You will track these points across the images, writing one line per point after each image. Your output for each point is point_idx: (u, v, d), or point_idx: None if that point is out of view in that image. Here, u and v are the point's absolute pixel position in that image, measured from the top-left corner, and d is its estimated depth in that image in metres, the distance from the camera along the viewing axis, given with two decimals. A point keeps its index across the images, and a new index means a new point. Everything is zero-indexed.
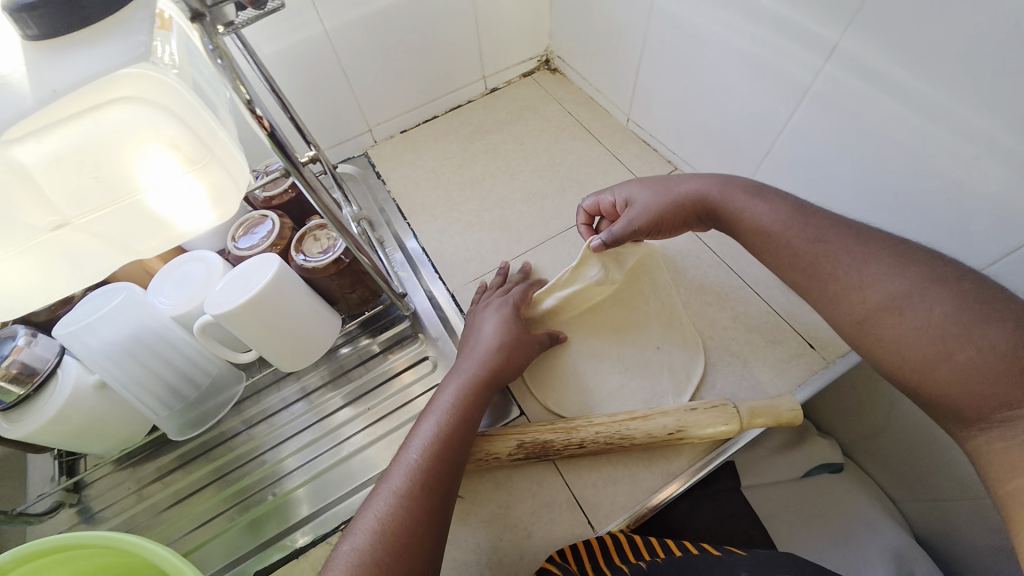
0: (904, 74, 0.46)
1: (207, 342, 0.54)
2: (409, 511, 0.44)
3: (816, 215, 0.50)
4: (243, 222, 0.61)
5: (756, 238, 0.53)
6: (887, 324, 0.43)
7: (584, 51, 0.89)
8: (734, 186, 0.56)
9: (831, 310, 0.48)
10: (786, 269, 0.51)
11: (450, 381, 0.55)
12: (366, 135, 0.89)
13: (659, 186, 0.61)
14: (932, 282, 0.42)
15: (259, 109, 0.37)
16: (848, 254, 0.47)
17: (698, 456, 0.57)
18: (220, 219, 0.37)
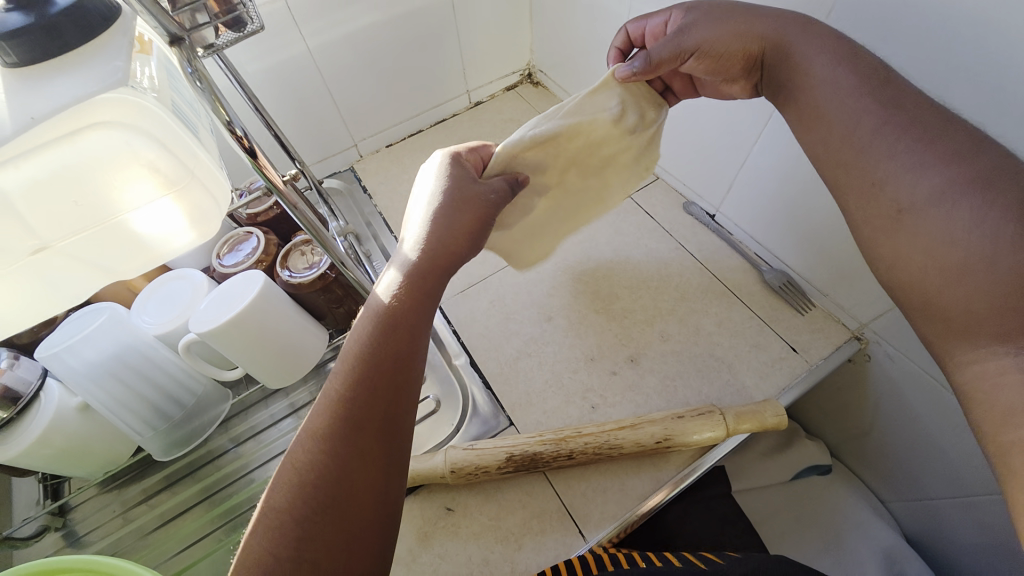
0: None
1: (192, 360, 0.54)
2: (330, 443, 0.34)
3: (896, 87, 0.41)
4: (227, 240, 0.61)
5: (809, 107, 0.46)
6: (920, 230, 0.38)
7: (565, 66, 0.91)
8: (815, 33, 0.46)
9: (869, 208, 0.42)
10: (833, 149, 0.44)
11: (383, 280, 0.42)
12: (352, 149, 0.89)
13: (724, 10, 0.49)
14: (986, 185, 0.36)
15: (238, 128, 0.38)
16: (904, 153, 0.40)
17: (685, 462, 0.57)
18: (201, 237, 0.37)
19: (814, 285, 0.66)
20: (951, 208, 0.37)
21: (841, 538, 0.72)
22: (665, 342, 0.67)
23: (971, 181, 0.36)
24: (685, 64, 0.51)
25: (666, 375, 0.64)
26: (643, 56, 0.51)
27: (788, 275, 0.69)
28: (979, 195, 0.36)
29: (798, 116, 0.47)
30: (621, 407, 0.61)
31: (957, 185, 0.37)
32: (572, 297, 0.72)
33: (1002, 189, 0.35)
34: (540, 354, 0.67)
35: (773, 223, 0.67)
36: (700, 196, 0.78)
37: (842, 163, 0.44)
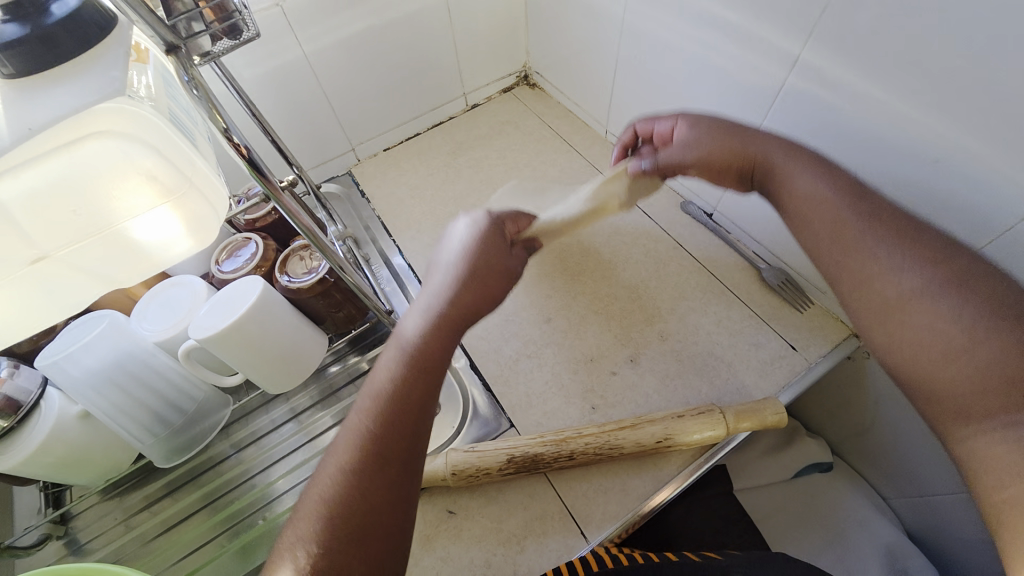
0: (864, 83, 0.48)
1: (192, 367, 0.54)
2: (358, 480, 0.35)
3: (870, 195, 0.42)
4: (226, 246, 0.61)
5: (794, 209, 0.45)
6: (905, 321, 0.37)
7: (561, 68, 0.91)
8: (803, 159, 0.46)
9: (850, 297, 0.41)
10: (814, 243, 0.43)
11: (410, 314, 0.44)
12: (349, 154, 0.89)
13: (722, 123, 0.52)
14: (965, 283, 0.35)
15: (236, 136, 0.38)
16: (883, 249, 0.39)
17: (686, 462, 0.57)
18: (199, 245, 0.38)
19: (812, 282, 0.67)
20: (933, 303, 0.36)
21: (842, 535, 0.72)
22: (664, 342, 0.67)
23: (952, 279, 0.36)
24: (686, 172, 0.54)
25: (665, 375, 0.64)
26: (651, 157, 0.56)
27: (786, 273, 0.69)
28: (957, 293, 0.35)
29: (786, 218, 0.46)
30: (621, 408, 0.62)
31: (939, 280, 0.36)
32: (571, 298, 0.72)
33: (977, 292, 0.35)
34: (540, 355, 0.67)
35: (770, 222, 0.68)
36: (697, 195, 0.78)
37: (830, 245, 0.42)
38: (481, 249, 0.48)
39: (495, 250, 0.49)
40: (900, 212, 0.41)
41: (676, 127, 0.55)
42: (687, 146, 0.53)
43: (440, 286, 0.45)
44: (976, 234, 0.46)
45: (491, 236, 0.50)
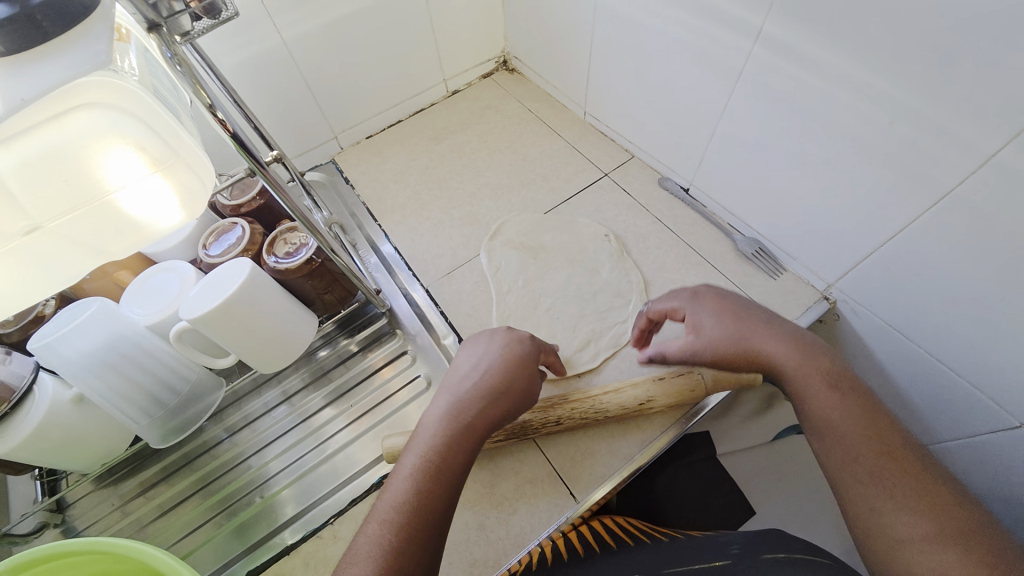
0: (822, 52, 0.51)
1: (184, 349, 0.55)
2: None
3: (885, 422, 0.43)
4: (212, 230, 0.62)
5: (810, 422, 0.46)
6: (905, 562, 0.36)
7: (538, 52, 0.93)
8: (816, 362, 0.48)
9: (855, 518, 0.41)
10: (827, 459, 0.44)
11: (416, 441, 0.47)
12: (332, 142, 0.90)
13: (738, 318, 0.53)
14: (968, 540, 0.35)
15: (221, 111, 0.39)
16: (889, 480, 0.40)
17: (668, 424, 0.59)
18: (187, 217, 0.39)
19: (784, 250, 0.70)
20: (934, 551, 0.36)
21: (819, 491, 0.75)
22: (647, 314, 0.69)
23: (953, 530, 0.36)
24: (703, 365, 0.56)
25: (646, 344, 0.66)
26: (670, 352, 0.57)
27: (759, 242, 0.72)
28: (958, 544, 0.35)
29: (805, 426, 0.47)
30: (605, 375, 0.64)
31: (942, 530, 0.36)
32: (554, 273, 0.74)
33: (977, 546, 0.35)
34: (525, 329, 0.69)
35: (744, 193, 0.70)
36: (674, 170, 0.80)
37: (850, 462, 0.42)
38: (513, 370, 0.52)
39: (525, 360, 0.54)
40: (908, 440, 0.42)
41: (692, 313, 0.56)
42: (706, 339, 0.54)
43: (469, 399, 0.49)
44: (928, 192, 0.49)
45: (522, 352, 0.54)
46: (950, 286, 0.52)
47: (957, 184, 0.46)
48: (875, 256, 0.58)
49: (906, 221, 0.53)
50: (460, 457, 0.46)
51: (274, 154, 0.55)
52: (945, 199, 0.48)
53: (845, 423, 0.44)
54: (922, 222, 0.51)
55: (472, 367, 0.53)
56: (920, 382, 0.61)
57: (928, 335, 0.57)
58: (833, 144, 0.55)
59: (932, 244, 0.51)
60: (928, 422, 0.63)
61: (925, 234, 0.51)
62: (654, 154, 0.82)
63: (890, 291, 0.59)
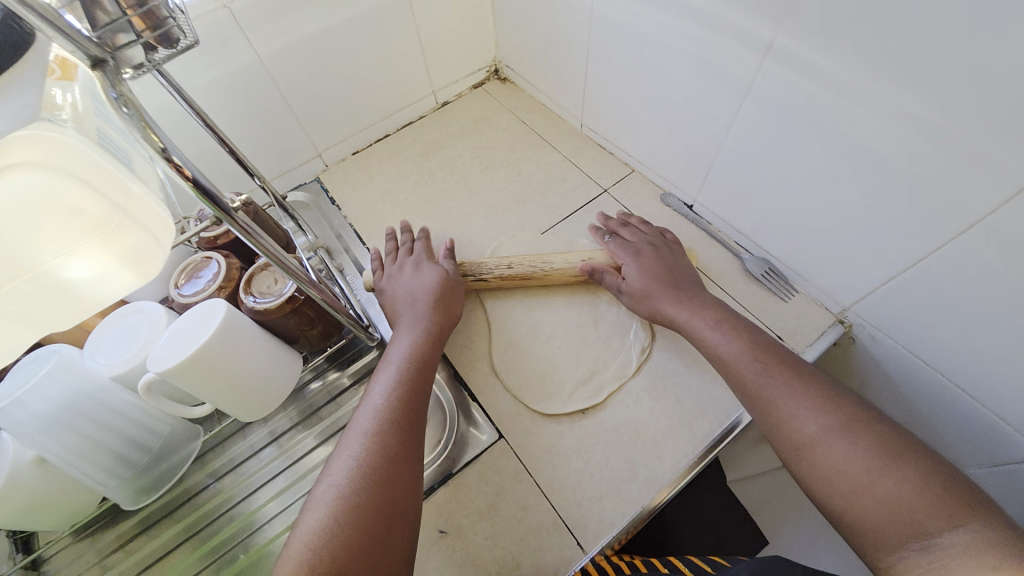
0: (839, 69, 0.47)
1: (154, 400, 0.50)
2: (381, 450, 0.48)
3: (772, 353, 0.52)
4: (185, 267, 0.57)
5: (713, 358, 0.55)
6: (818, 458, 0.44)
7: (531, 60, 0.88)
8: (704, 317, 0.58)
9: (774, 431, 0.48)
10: (737, 390, 0.52)
11: (395, 345, 0.59)
12: (316, 159, 0.85)
13: (659, 271, 0.63)
14: (855, 430, 0.44)
15: (177, 157, 0.32)
16: (788, 394, 0.48)
17: (681, 462, 0.56)
18: (141, 278, 0.34)
19: (796, 271, 0.66)
20: (837, 441, 0.44)
21: None
22: (653, 341, 0.65)
23: (846, 424, 0.44)
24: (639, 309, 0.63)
25: (655, 376, 0.62)
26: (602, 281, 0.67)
27: (769, 262, 0.69)
28: (851, 434, 0.44)
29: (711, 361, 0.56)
30: (611, 411, 0.60)
31: (840, 425, 0.45)
32: (553, 298, 0.70)
33: (864, 436, 0.43)
34: (524, 360, 0.65)
35: (753, 210, 0.66)
36: (677, 186, 0.76)
37: (751, 394, 0.51)
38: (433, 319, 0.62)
39: (451, 281, 0.67)
40: (798, 364, 0.52)
41: (630, 262, 0.65)
42: (628, 286, 0.64)
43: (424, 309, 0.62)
44: (957, 218, 0.45)
45: (449, 274, 0.67)
46: (981, 317, 0.48)
47: (989, 213, 0.43)
48: (895, 281, 0.54)
49: (931, 248, 0.49)
50: (431, 354, 0.59)
51: (240, 203, 0.51)
52: (976, 228, 0.44)
53: (752, 358, 0.52)
54: (947, 250, 0.47)
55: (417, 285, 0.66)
56: (944, 410, 0.58)
57: (953, 364, 0.53)
58: (850, 164, 0.51)
59: (959, 272, 0.47)
60: (954, 451, 0.59)
61: (951, 261, 0.48)
62: (655, 169, 0.78)
63: (910, 317, 0.55)
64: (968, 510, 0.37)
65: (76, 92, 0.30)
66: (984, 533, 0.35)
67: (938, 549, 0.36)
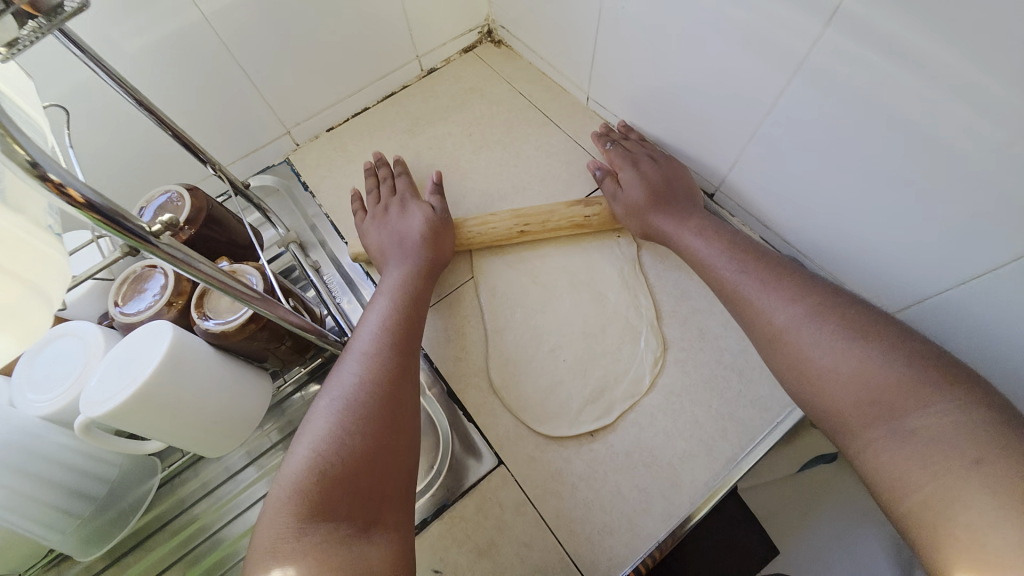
0: (923, 44, 0.38)
1: (96, 441, 0.43)
2: (376, 364, 0.48)
3: (746, 251, 0.53)
4: (127, 278, 0.48)
5: (697, 267, 0.56)
6: (792, 347, 0.45)
7: (530, 21, 0.76)
8: (686, 226, 0.58)
9: (752, 327, 0.49)
10: (718, 292, 0.53)
11: (389, 271, 0.59)
12: (285, 137, 0.75)
13: (658, 179, 0.61)
14: (826, 314, 0.45)
15: (54, 175, 0.23)
16: (759, 288, 0.50)
17: (703, 491, 0.51)
18: (21, 341, 0.26)
19: (830, 273, 0.59)
20: (809, 326, 0.45)
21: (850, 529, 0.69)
22: (668, 351, 0.58)
23: (818, 309, 0.46)
24: (630, 226, 0.62)
25: (671, 393, 0.56)
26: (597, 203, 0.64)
27: (799, 261, 0.61)
28: (822, 317, 0.45)
29: (695, 269, 0.56)
30: (623, 433, 0.54)
31: (811, 312, 0.46)
32: (557, 301, 0.62)
33: (837, 319, 0.44)
34: (526, 374, 0.58)
35: (785, 203, 0.58)
36: (697, 172, 0.67)
37: (729, 296, 0.52)
38: (422, 252, 0.60)
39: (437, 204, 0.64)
40: (772, 256, 0.52)
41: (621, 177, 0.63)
42: (619, 201, 0.62)
43: (411, 231, 0.61)
44: None
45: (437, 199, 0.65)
46: None
47: None
48: (949, 294, 0.47)
49: (1005, 260, 0.42)
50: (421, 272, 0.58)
51: None
52: None
53: (727, 257, 0.53)
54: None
55: (400, 209, 0.64)
56: None
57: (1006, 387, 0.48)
58: (918, 159, 0.43)
59: None
60: None
61: None
62: (673, 151, 0.69)
63: (965, 333, 0.48)
64: (929, 388, 0.38)
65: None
66: (947, 406, 0.36)
67: (903, 426, 0.37)
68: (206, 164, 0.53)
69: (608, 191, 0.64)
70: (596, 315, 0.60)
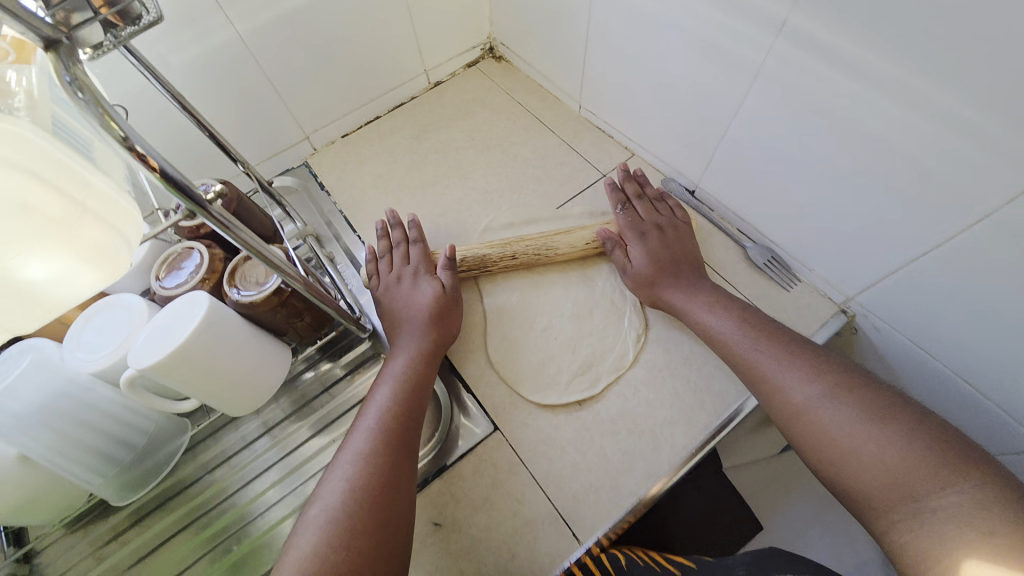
0: (855, 50, 0.44)
1: (139, 397, 0.49)
2: (379, 452, 0.48)
3: (761, 326, 0.54)
4: (166, 258, 0.55)
5: (710, 338, 0.56)
6: (810, 426, 0.45)
7: (527, 38, 0.84)
8: (699, 297, 0.59)
9: (769, 402, 0.49)
10: (734, 365, 0.54)
11: (398, 344, 0.59)
12: (305, 142, 0.82)
13: (665, 254, 0.63)
14: (845, 395, 0.45)
15: (139, 146, 0.30)
16: (776, 363, 0.50)
17: (680, 453, 0.55)
18: (106, 276, 0.34)
19: (798, 259, 0.64)
20: (828, 405, 0.45)
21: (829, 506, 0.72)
22: (649, 331, 0.63)
23: (836, 387, 0.46)
24: (638, 294, 0.64)
25: (653, 367, 0.61)
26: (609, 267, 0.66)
27: (771, 250, 0.67)
28: (840, 398, 0.45)
29: (708, 339, 0.57)
30: (608, 403, 0.59)
31: (830, 393, 0.46)
32: (549, 287, 0.68)
33: (855, 401, 0.45)
34: (520, 351, 0.63)
35: (756, 196, 0.64)
36: (678, 171, 0.73)
37: (744, 369, 0.52)
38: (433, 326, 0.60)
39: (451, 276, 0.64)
40: (788, 334, 0.53)
41: (633, 246, 0.64)
42: (631, 271, 0.64)
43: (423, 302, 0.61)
44: (970, 209, 0.43)
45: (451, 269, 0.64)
46: (984, 308, 0.47)
47: (1006, 203, 0.41)
48: (899, 272, 0.53)
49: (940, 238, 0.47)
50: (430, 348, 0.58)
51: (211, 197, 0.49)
52: (989, 217, 0.42)
53: (741, 330, 0.54)
54: (957, 240, 0.46)
55: (414, 278, 0.64)
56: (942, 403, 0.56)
57: (957, 358, 0.52)
58: (861, 150, 0.49)
59: (969, 265, 0.46)
60: None
61: (962, 253, 0.46)
62: (656, 153, 0.75)
63: (916, 307, 0.53)
64: (954, 470, 0.38)
65: (33, 76, 0.31)
66: (975, 495, 0.37)
67: (930, 510, 0.38)
68: (236, 161, 0.59)
69: (620, 259, 0.65)
70: (585, 300, 0.66)
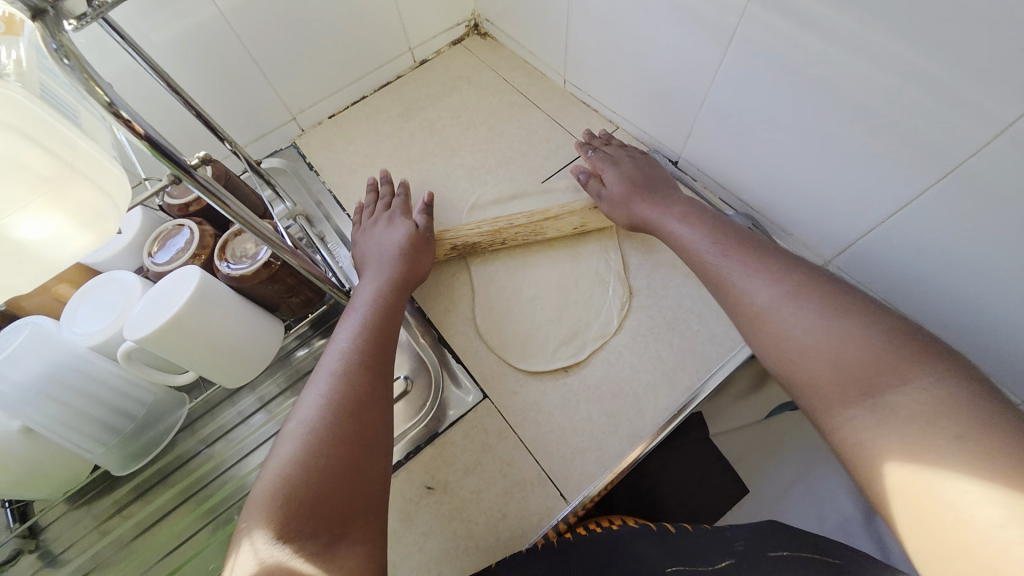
0: (824, 11, 0.45)
1: (137, 370, 0.50)
2: (350, 377, 0.47)
3: (729, 235, 0.52)
4: (158, 236, 0.56)
5: (682, 253, 0.55)
6: (772, 327, 0.44)
7: (511, 14, 0.84)
8: (670, 213, 0.58)
9: (732, 308, 0.48)
10: (704, 282, 0.52)
11: (367, 284, 0.59)
12: (291, 123, 0.83)
13: (636, 175, 0.64)
14: (805, 292, 0.44)
15: (123, 111, 0.32)
16: (738, 268, 0.49)
17: (663, 414, 0.57)
18: (96, 240, 0.35)
19: (778, 226, 0.66)
20: (788, 305, 0.44)
21: None
22: (634, 299, 0.65)
23: (800, 286, 0.45)
24: (614, 214, 0.64)
25: (637, 333, 0.63)
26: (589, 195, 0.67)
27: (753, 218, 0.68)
28: (799, 296, 0.44)
29: (678, 254, 0.56)
30: (594, 368, 0.61)
31: (789, 293, 0.45)
32: (536, 260, 0.69)
33: (812, 295, 0.44)
34: (508, 322, 0.65)
35: (736, 164, 0.65)
36: (661, 143, 0.74)
37: (711, 280, 0.51)
38: (400, 266, 0.60)
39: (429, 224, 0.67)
40: (753, 240, 0.52)
41: (607, 171, 0.66)
42: (606, 195, 0.65)
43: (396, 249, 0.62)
44: (936, 164, 0.45)
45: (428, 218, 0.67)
46: (954, 262, 0.49)
47: (971, 156, 0.42)
48: (873, 232, 0.54)
49: (910, 196, 0.48)
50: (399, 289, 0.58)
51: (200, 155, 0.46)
52: (955, 172, 0.44)
53: (706, 241, 0.53)
54: (927, 197, 0.47)
55: (391, 225, 0.65)
56: None
57: (928, 314, 0.54)
58: (834, 112, 0.50)
59: (935, 220, 0.48)
60: None
61: (931, 209, 0.47)
62: (640, 126, 0.76)
63: (890, 266, 0.55)
64: (913, 355, 0.38)
65: (21, 49, 0.32)
66: (940, 382, 0.36)
67: (885, 403, 0.37)
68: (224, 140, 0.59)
69: (596, 187, 0.66)
70: (571, 271, 0.67)
